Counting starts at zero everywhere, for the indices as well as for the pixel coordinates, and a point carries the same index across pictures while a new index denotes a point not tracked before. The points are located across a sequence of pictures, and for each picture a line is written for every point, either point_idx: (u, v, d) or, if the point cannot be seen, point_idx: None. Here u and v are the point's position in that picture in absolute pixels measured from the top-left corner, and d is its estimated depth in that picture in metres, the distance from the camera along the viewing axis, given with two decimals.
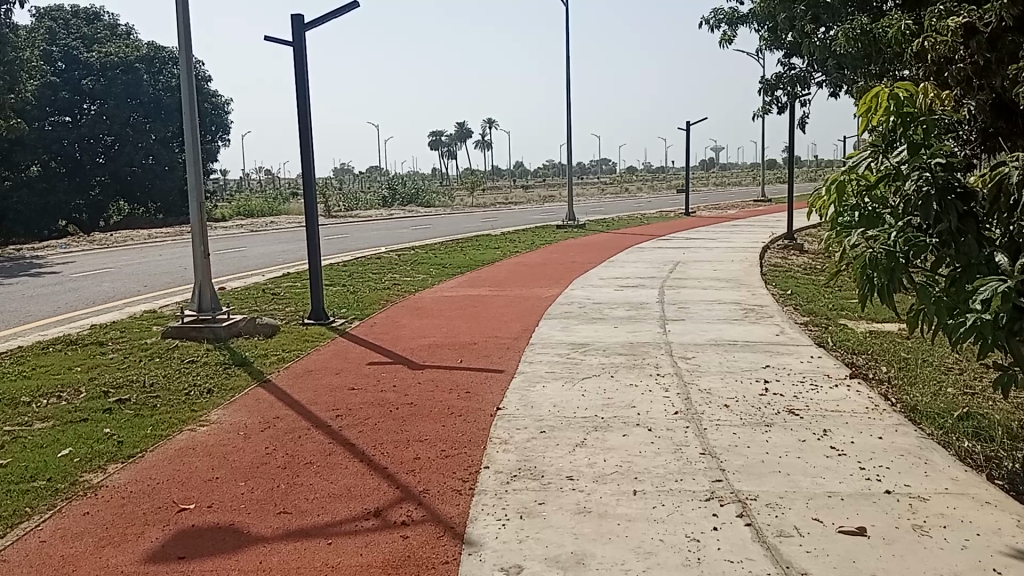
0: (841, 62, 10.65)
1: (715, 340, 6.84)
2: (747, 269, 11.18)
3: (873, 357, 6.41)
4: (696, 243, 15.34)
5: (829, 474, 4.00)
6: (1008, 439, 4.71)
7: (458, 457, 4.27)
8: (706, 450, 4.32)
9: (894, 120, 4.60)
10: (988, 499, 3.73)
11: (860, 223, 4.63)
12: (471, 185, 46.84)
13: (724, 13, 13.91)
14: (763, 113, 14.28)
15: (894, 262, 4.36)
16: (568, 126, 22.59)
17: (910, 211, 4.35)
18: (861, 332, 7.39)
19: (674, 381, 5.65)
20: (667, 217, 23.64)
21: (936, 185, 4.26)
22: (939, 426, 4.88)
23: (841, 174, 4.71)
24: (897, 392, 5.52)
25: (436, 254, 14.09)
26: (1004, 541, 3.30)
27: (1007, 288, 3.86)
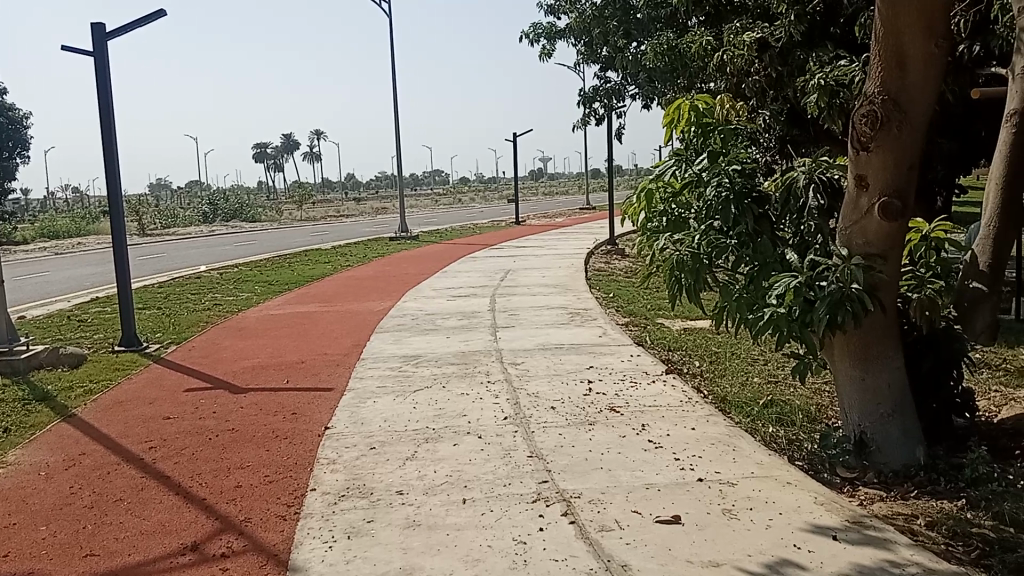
0: (651, 76, 11.24)
1: (542, 345, 7.01)
2: (572, 275, 11.54)
3: (687, 353, 6.79)
4: (526, 251, 15.67)
5: (647, 467, 4.19)
6: (808, 422, 5.13)
7: (282, 482, 4.13)
8: (534, 453, 4.41)
9: (694, 131, 4.90)
10: (789, 479, 4.03)
11: (667, 227, 4.92)
12: (296, 200, 45.57)
13: (543, 27, 14.31)
14: (582, 125, 14.81)
15: (699, 264, 4.64)
16: (395, 139, 22.48)
17: (711, 216, 4.63)
18: (676, 329, 7.81)
19: (503, 388, 5.73)
20: (497, 227, 24.01)
21: (733, 191, 4.58)
22: (746, 414, 5.23)
23: (649, 182, 4.96)
24: (709, 385, 5.87)
25: (262, 272, 13.61)
26: (803, 518, 3.58)
27: (798, 283, 4.20)
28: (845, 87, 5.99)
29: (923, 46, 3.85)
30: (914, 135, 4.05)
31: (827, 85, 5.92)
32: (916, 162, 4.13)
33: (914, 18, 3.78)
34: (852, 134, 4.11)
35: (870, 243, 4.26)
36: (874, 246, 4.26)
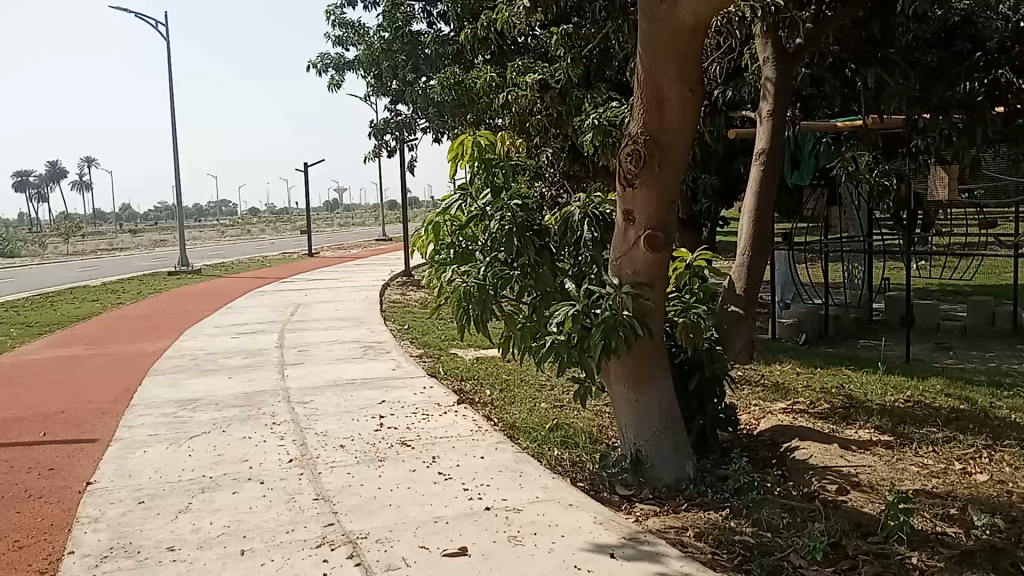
0: (441, 110, 11.40)
1: (333, 381, 6.84)
2: (366, 308, 11.40)
3: (478, 382, 6.88)
4: (319, 284, 15.31)
5: (436, 500, 4.19)
6: (591, 443, 5.35)
7: (34, 547, 3.73)
8: (320, 495, 4.27)
9: (478, 166, 5.00)
10: (572, 501, 4.18)
11: (454, 259, 4.96)
12: (63, 233, 41.86)
13: (331, 58, 14.16)
14: (375, 156, 14.77)
15: (484, 294, 4.73)
16: (177, 169, 21.30)
17: (496, 248, 4.76)
18: (469, 359, 7.91)
19: (289, 429, 5.52)
20: (289, 260, 23.32)
21: (516, 224, 4.75)
22: (534, 439, 5.39)
23: (436, 216, 4.99)
24: (499, 413, 5.98)
25: (19, 312, 12.32)
26: (583, 539, 3.71)
27: (576, 311, 4.40)
28: (617, 127, 6.35)
29: (679, 91, 4.16)
30: (674, 172, 4.36)
31: (601, 125, 6.27)
32: (677, 198, 4.45)
33: (671, 65, 4.08)
34: (619, 171, 4.37)
35: (638, 273, 4.53)
36: (642, 275, 4.53)
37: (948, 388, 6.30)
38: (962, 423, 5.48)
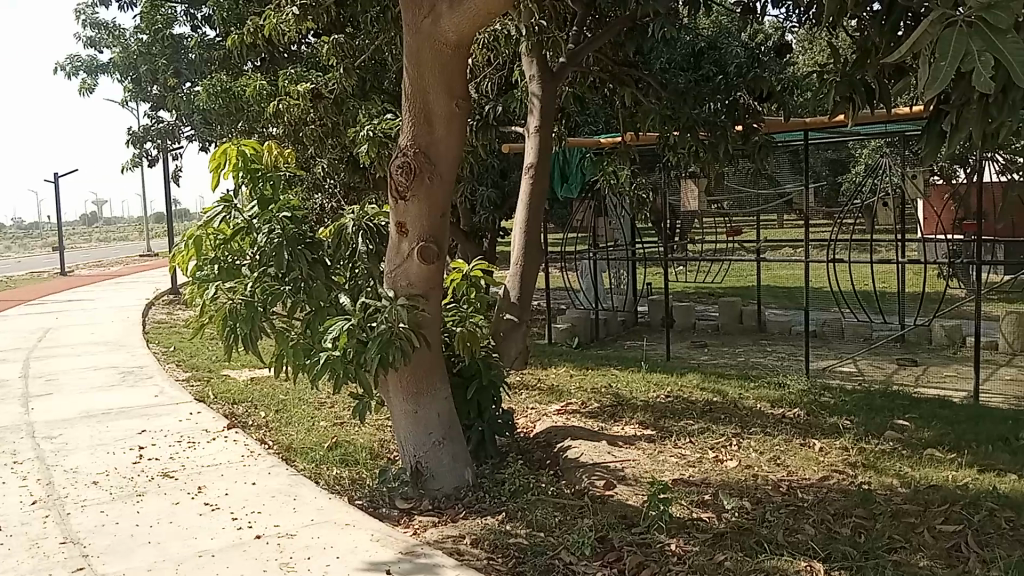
0: (207, 118, 10.84)
1: (86, 413, 6.27)
2: (128, 330, 10.57)
3: (252, 404, 6.58)
4: (72, 305, 14.00)
5: (201, 533, 3.95)
6: (371, 459, 5.28)
7: None
8: (68, 538, 3.89)
9: (243, 176, 4.78)
10: (348, 520, 4.10)
11: (219, 275, 4.67)
12: None
13: (81, 60, 13.07)
14: (134, 166, 13.77)
15: (253, 311, 4.53)
16: None
17: (265, 262, 4.57)
18: (242, 380, 7.54)
19: (33, 468, 4.98)
20: (36, 280, 21.14)
21: (286, 236, 4.59)
22: (310, 460, 5.23)
23: (197, 230, 4.70)
24: (273, 435, 5.76)
25: None
26: (359, 557, 3.65)
27: (351, 325, 4.33)
28: (392, 139, 6.34)
29: (446, 105, 4.21)
30: (444, 185, 4.39)
31: (376, 137, 6.22)
32: (448, 211, 4.49)
33: (436, 80, 4.13)
34: (390, 183, 4.35)
35: (413, 285, 4.51)
36: (417, 287, 4.52)
37: (703, 382, 6.84)
38: (715, 414, 5.95)
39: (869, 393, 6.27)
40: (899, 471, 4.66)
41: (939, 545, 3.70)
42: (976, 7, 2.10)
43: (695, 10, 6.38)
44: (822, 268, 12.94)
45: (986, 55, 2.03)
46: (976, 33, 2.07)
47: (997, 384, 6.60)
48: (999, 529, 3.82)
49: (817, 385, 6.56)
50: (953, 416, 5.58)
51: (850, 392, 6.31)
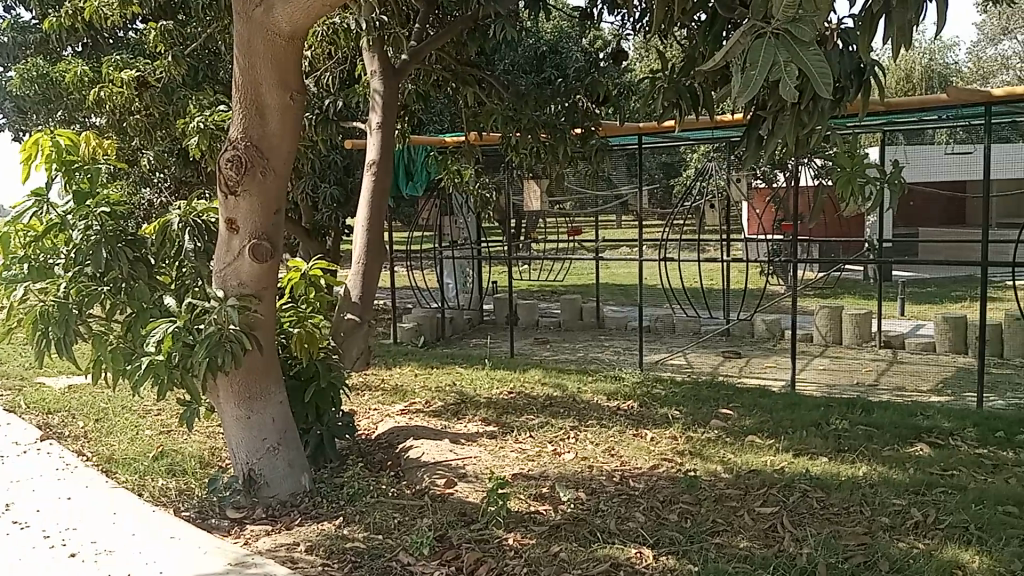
0: (19, 105, 9.99)
1: None
2: None
3: (69, 414, 6.11)
4: None
5: (6, 555, 3.63)
6: (201, 467, 5.02)
7: None
8: None
9: (55, 168, 4.40)
10: (174, 533, 3.88)
11: (28, 275, 4.29)
12: None
13: None
14: None
15: (66, 314, 4.19)
16: None
17: (80, 261, 4.21)
18: (58, 388, 6.98)
19: None
20: None
21: (105, 233, 4.26)
22: (134, 471, 4.92)
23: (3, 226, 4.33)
24: (93, 447, 5.37)
25: None
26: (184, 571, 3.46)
27: (176, 329, 4.08)
28: (225, 132, 6.05)
29: (280, 98, 4.05)
30: (278, 181, 4.23)
31: (207, 129, 5.92)
32: (282, 207, 4.31)
33: (270, 72, 3.96)
34: (219, 178, 4.12)
35: (244, 284, 4.30)
36: (249, 287, 4.31)
37: (544, 377, 6.95)
38: (554, 408, 6.06)
39: (697, 384, 6.58)
40: (723, 457, 4.91)
41: (758, 526, 3.92)
42: (783, 18, 2.15)
43: (535, 13, 6.47)
44: (656, 266, 13.51)
45: (793, 64, 2.09)
46: (782, 45, 2.11)
47: (810, 373, 7.11)
48: (810, 508, 4.10)
49: (650, 378, 6.81)
50: (771, 404, 5.94)
51: (680, 384, 6.60)
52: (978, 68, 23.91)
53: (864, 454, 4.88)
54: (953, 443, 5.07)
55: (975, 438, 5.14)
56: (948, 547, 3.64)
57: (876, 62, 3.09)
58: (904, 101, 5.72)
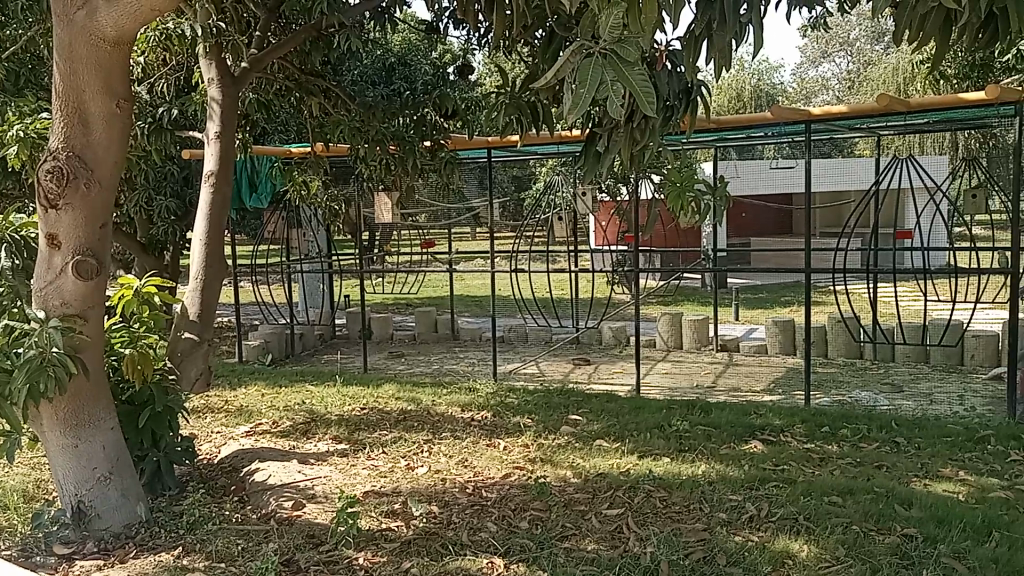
0: None
1: None
2: None
3: None
4: None
5: None
6: (24, 502, 4.65)
7: None
8: None
9: None
10: None
11: None
12: None
13: None
14: None
15: None
16: None
17: None
18: None
19: None
20: None
21: None
22: None
23: None
24: None
25: None
26: None
27: None
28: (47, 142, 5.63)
29: (104, 105, 3.81)
30: (103, 193, 3.95)
31: (28, 138, 5.49)
32: (108, 221, 4.03)
33: (92, 77, 3.73)
34: (38, 189, 3.82)
35: (67, 303, 3.99)
36: (72, 306, 4.00)
37: (396, 391, 6.87)
38: (407, 422, 6.00)
39: (548, 392, 6.70)
40: (572, 463, 5.01)
41: (605, 528, 4.03)
42: (608, 40, 2.22)
43: (382, 25, 6.42)
44: (508, 277, 13.70)
45: (616, 83, 2.17)
46: (609, 63, 2.19)
47: (655, 377, 7.39)
48: (654, 508, 4.26)
49: (502, 388, 6.88)
50: (618, 408, 6.13)
51: (532, 392, 6.70)
52: (800, 88, 25.77)
53: (703, 453, 5.13)
54: (783, 438, 5.41)
55: (802, 433, 5.51)
56: (779, 537, 3.86)
57: (702, 82, 3.25)
58: (733, 120, 6.06)
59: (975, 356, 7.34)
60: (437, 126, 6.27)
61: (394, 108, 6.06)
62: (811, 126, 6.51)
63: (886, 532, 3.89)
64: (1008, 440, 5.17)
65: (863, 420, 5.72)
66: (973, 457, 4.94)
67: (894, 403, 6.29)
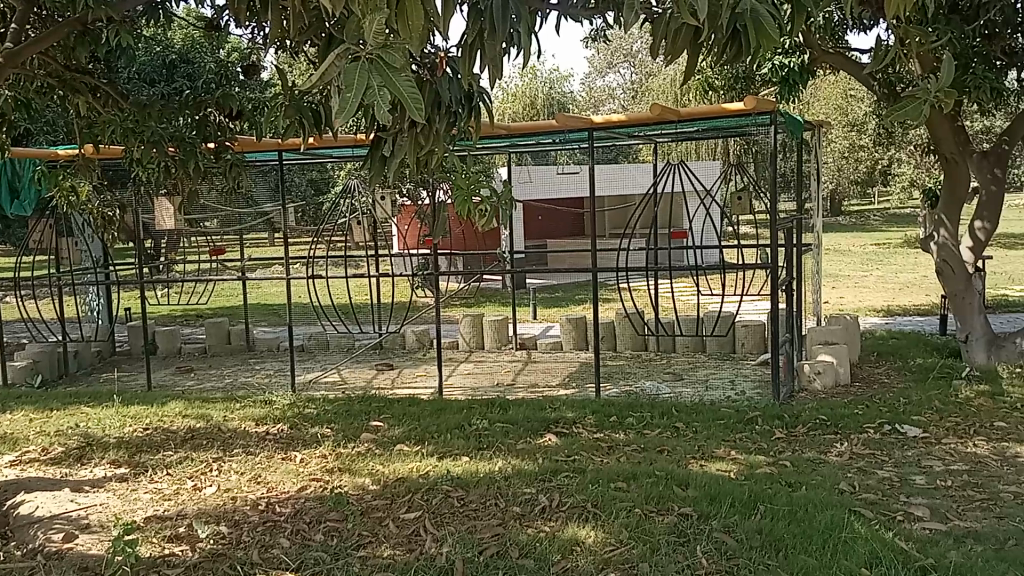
0: None
1: None
2: None
3: None
4: None
5: None
6: None
7: None
8: None
9: None
10: None
11: None
12: None
13: None
14: None
15: None
16: None
17: None
18: None
19: None
20: None
21: None
22: None
23: None
24: None
25: None
26: None
27: None
28: None
29: None
30: None
31: None
32: None
33: None
34: None
35: None
36: None
37: (185, 409, 6.50)
38: (196, 440, 5.70)
39: (348, 400, 6.60)
40: (371, 470, 4.96)
41: (401, 533, 4.03)
42: (375, 45, 2.09)
43: (156, 21, 6.04)
44: (305, 285, 13.35)
45: (384, 90, 2.02)
46: (375, 67, 2.05)
47: (457, 378, 7.48)
48: (451, 508, 4.31)
49: (300, 399, 6.69)
50: (418, 411, 6.15)
51: (332, 401, 6.57)
52: (590, 95, 27.02)
53: (500, 450, 5.25)
54: (575, 430, 5.65)
55: (593, 424, 5.77)
56: (569, 526, 4.03)
57: (483, 90, 3.25)
58: (522, 126, 6.24)
59: (744, 343, 8.03)
60: (222, 127, 5.96)
61: (171, 109, 5.66)
62: (596, 133, 6.83)
63: (665, 512, 4.16)
64: (772, 420, 5.69)
65: (648, 408, 6.08)
66: (742, 437, 5.39)
67: (675, 391, 6.74)
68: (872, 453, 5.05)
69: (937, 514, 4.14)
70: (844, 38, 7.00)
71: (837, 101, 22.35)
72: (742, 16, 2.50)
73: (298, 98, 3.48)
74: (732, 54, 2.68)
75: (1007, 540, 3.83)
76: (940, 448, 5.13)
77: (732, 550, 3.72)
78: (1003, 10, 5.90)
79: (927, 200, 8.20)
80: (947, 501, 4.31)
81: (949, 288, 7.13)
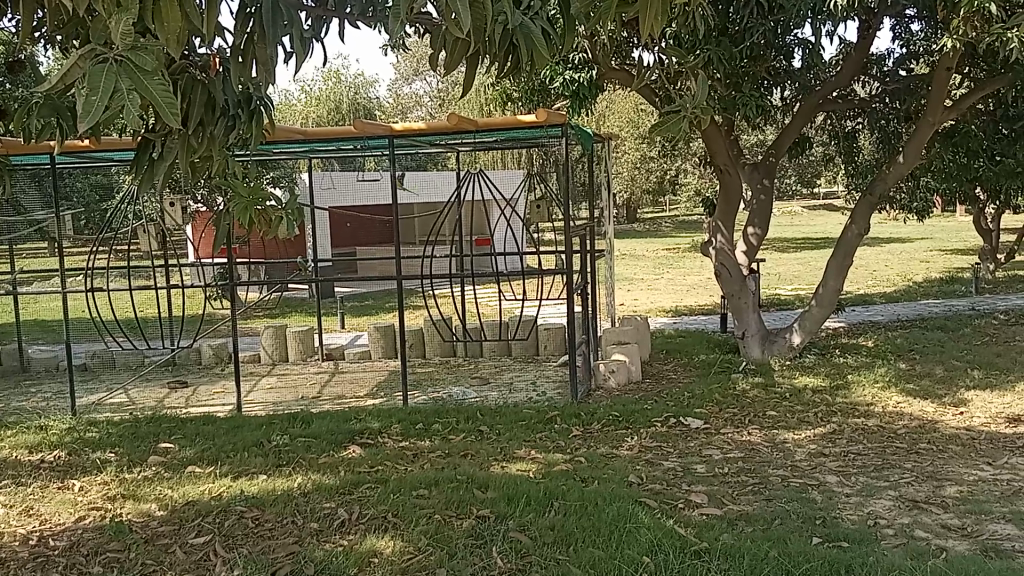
0: None
1: None
2: None
3: None
4: None
5: None
6: None
7: None
8: None
9: None
10: None
11: None
12: None
13: None
14: None
15: None
16: None
17: None
18: None
19: None
20: None
21: None
22: None
23: None
24: None
25: None
26: None
27: None
28: None
29: None
30: None
31: None
32: None
33: None
34: None
35: None
36: None
37: None
38: None
39: (135, 421, 6.20)
40: (158, 495, 4.68)
41: (188, 559, 3.84)
42: (123, 47, 1.91)
43: None
44: (86, 300, 12.38)
45: (134, 93, 1.83)
46: (123, 71, 1.85)
47: (257, 394, 7.19)
48: (245, 529, 4.15)
49: (81, 422, 6.20)
50: (213, 430, 5.88)
51: (117, 424, 6.15)
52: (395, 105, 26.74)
53: (300, 466, 5.11)
54: (380, 440, 5.62)
55: (398, 433, 5.76)
56: (367, 538, 4.00)
57: (263, 94, 3.12)
58: (318, 132, 6.13)
59: (546, 346, 8.31)
60: None
61: None
62: (397, 140, 6.80)
63: (464, 516, 4.22)
64: (570, 418, 5.91)
65: (452, 414, 6.14)
66: (542, 437, 5.57)
67: (480, 395, 6.85)
68: (659, 446, 5.38)
69: (714, 500, 4.46)
70: (631, 55, 7.43)
71: (630, 115, 23.58)
72: (513, 31, 2.56)
73: (55, 98, 3.18)
74: (509, 68, 2.74)
75: (774, 520, 4.19)
76: (719, 437, 5.55)
77: (526, 547, 3.84)
78: (767, 34, 6.46)
79: (707, 208, 8.84)
80: (722, 487, 4.66)
81: (727, 289, 7.71)
